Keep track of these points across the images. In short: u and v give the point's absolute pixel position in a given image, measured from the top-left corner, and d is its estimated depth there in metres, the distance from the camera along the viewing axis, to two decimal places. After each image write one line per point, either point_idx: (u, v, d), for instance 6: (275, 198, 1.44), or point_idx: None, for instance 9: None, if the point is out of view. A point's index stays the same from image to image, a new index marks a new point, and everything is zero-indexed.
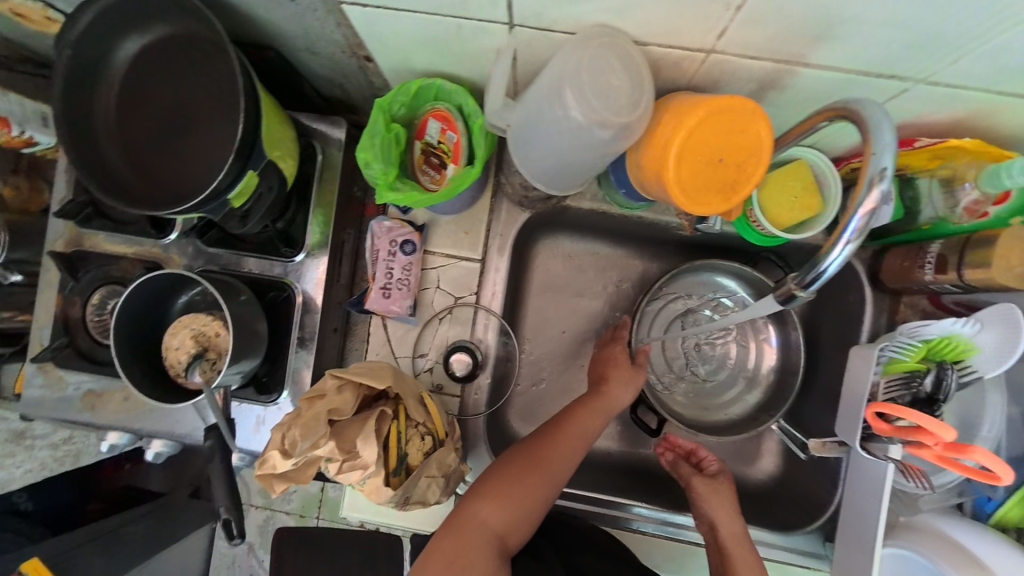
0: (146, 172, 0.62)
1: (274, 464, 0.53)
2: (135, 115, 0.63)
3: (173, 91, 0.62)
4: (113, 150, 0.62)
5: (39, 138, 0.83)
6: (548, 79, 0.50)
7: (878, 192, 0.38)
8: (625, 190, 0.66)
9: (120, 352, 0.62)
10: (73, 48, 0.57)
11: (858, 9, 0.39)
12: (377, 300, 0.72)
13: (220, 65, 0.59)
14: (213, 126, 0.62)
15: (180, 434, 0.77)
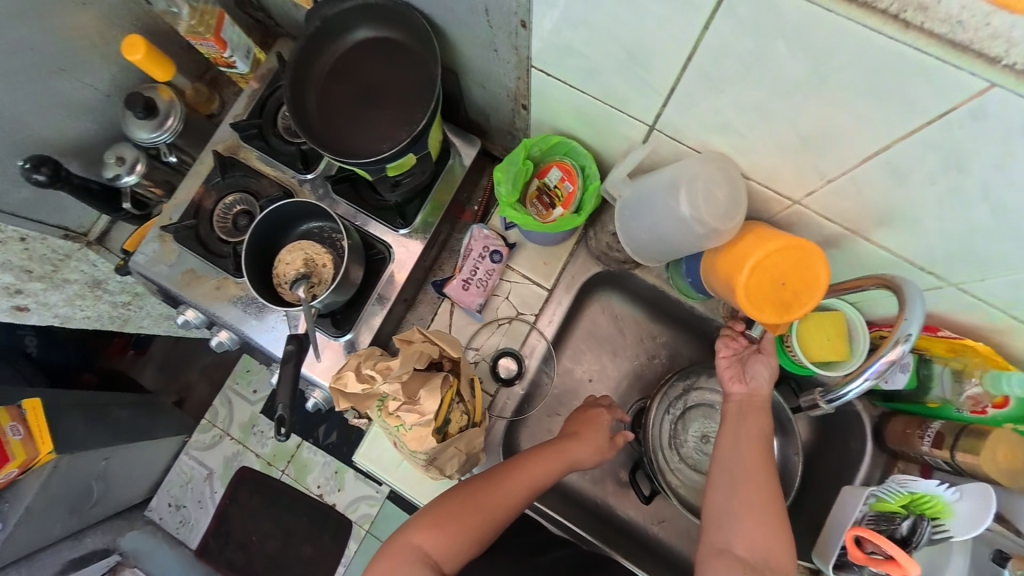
0: (326, 120, 0.78)
1: (345, 382, 0.63)
2: (338, 77, 0.79)
3: (373, 72, 0.78)
4: (311, 96, 0.78)
5: (238, 65, 1.00)
6: (670, 175, 0.63)
7: (900, 349, 0.49)
8: (691, 280, 0.75)
9: (248, 253, 0.75)
10: (323, 20, 0.75)
11: (917, 214, 0.52)
12: (456, 289, 0.84)
13: (423, 72, 0.77)
14: (395, 108, 0.78)
15: (247, 333, 0.88)
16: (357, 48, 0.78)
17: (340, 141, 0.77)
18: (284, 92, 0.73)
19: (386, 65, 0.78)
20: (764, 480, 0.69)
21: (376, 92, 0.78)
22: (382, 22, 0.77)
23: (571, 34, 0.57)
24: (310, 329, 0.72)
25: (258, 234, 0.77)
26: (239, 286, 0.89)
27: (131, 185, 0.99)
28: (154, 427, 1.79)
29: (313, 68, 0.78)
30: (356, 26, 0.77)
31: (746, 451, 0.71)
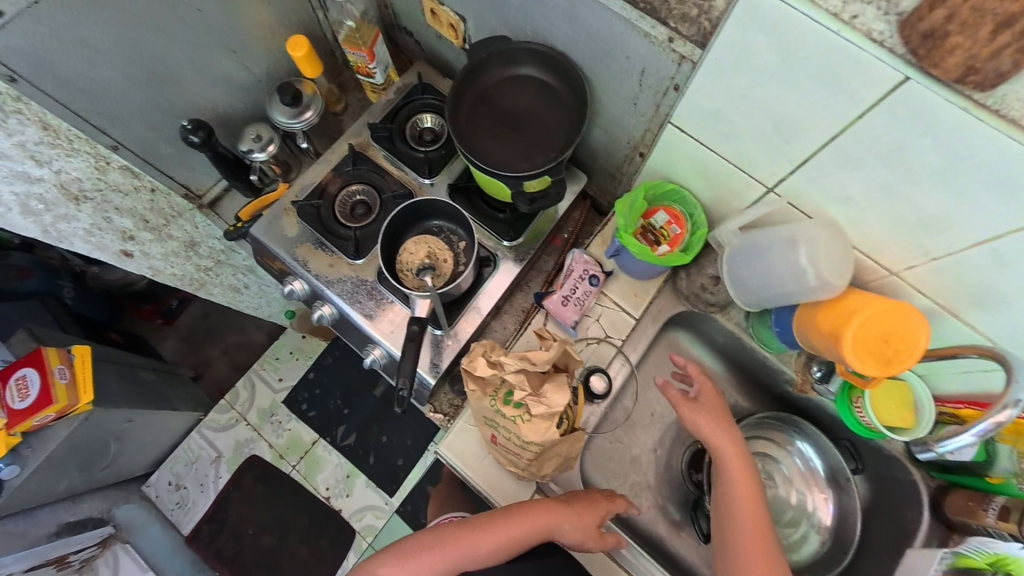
0: (472, 137, 0.88)
1: (475, 366, 0.69)
2: (488, 102, 0.89)
3: (519, 101, 0.89)
4: (462, 114, 0.88)
5: (376, 77, 1.10)
6: (789, 232, 0.70)
7: (1008, 412, 0.58)
8: (778, 329, 0.81)
9: (382, 248, 0.85)
10: (486, 53, 0.86)
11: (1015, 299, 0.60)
12: (555, 303, 0.91)
13: (566, 110, 0.87)
14: (536, 136, 0.88)
15: (351, 310, 0.93)
16: (507, 79, 0.89)
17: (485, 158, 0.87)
18: (445, 110, 0.84)
19: (533, 99, 0.88)
20: (762, 544, 0.73)
21: (519, 119, 0.89)
22: (533, 59, 0.86)
23: (725, 102, 0.67)
24: (440, 311, 0.80)
25: (398, 222, 0.87)
26: (353, 267, 0.95)
27: (260, 161, 1.07)
28: (175, 397, 1.78)
29: (467, 90, 0.89)
30: (511, 61, 0.87)
31: (736, 514, 0.75)
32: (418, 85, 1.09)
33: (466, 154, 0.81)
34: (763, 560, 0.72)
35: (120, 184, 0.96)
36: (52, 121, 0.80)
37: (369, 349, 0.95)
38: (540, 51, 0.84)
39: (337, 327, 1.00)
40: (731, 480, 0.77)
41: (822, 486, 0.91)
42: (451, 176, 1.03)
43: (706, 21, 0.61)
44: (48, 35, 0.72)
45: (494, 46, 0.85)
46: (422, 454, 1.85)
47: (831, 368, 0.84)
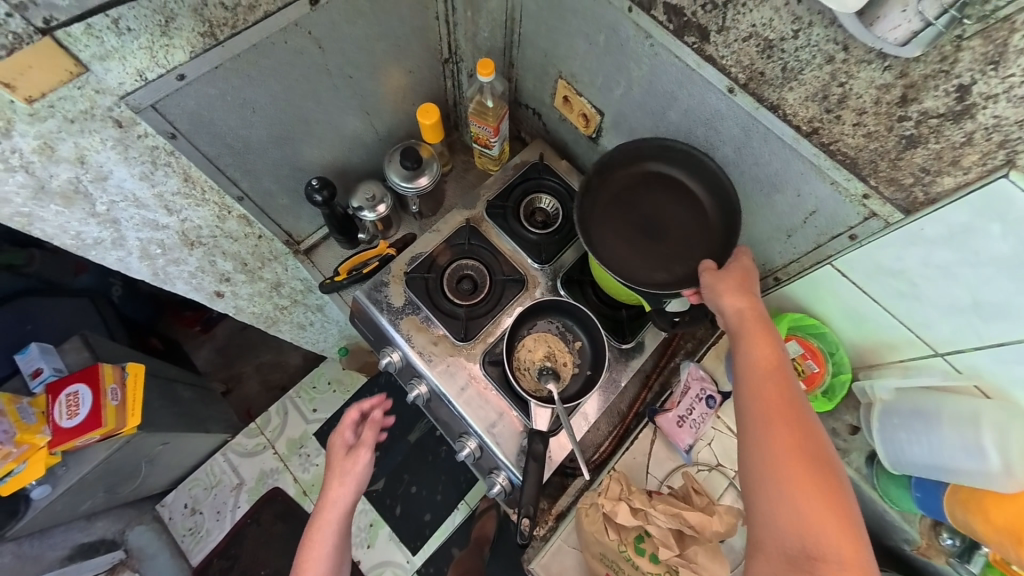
0: (598, 230, 0.85)
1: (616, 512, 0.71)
2: (619, 194, 0.86)
3: (657, 202, 0.85)
4: (590, 204, 0.85)
5: (494, 148, 1.09)
6: (969, 411, 0.66)
7: None
8: (919, 494, 0.75)
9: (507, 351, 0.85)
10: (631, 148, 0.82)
11: None
12: (669, 422, 0.87)
13: (706, 220, 0.81)
14: (679, 241, 0.84)
15: (451, 397, 0.87)
16: (643, 177, 0.85)
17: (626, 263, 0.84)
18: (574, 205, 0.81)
19: (670, 199, 0.84)
20: (801, 451, 0.57)
21: (659, 220, 0.85)
22: (670, 157, 0.82)
23: (916, 266, 0.63)
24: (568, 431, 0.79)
25: (522, 319, 0.88)
26: (457, 350, 0.91)
27: (368, 219, 1.05)
28: (209, 416, 1.73)
29: (600, 179, 0.85)
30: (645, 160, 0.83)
31: (763, 407, 0.61)
32: (537, 164, 1.08)
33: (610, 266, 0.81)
34: (808, 478, 0.56)
35: (233, 231, 0.93)
36: (194, 174, 0.78)
37: (463, 441, 0.89)
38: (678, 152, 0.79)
39: (428, 408, 0.95)
40: (749, 354, 0.65)
41: None
42: (564, 265, 0.99)
43: (921, 192, 0.58)
44: (217, 97, 0.71)
45: (625, 148, 0.82)
46: (451, 511, 1.72)
47: (969, 542, 0.78)
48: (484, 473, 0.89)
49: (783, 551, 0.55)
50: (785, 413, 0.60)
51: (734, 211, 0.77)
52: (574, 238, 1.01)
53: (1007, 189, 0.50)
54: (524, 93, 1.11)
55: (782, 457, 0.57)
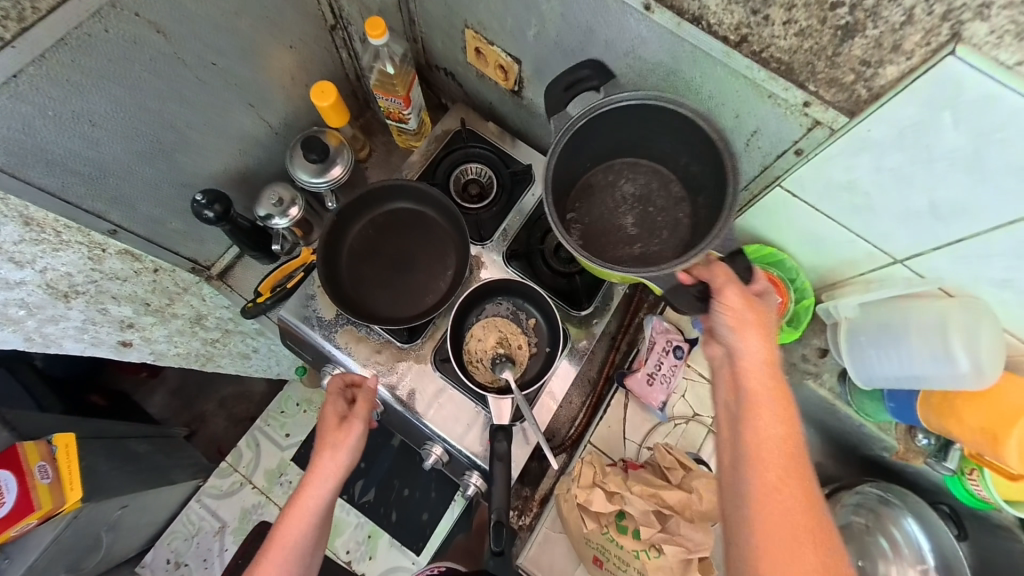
0: (368, 295, 0.82)
1: (590, 498, 0.70)
2: (368, 238, 0.85)
3: (408, 240, 0.86)
4: (346, 278, 0.82)
5: (410, 122, 0.97)
6: (931, 315, 0.64)
7: None
8: (891, 405, 0.75)
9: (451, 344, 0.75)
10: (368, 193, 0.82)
11: None
12: (640, 384, 0.83)
13: (425, 221, 0.86)
14: (430, 264, 0.85)
15: (407, 405, 0.80)
16: (373, 228, 0.85)
17: (384, 302, 0.83)
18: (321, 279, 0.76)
19: (395, 217, 0.86)
20: (806, 534, 0.52)
21: (409, 248, 0.85)
22: (402, 193, 0.85)
23: (866, 175, 0.59)
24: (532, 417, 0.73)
25: (462, 307, 0.79)
26: (407, 355, 0.81)
27: (282, 227, 0.93)
28: (172, 466, 1.60)
29: (338, 232, 0.82)
30: (381, 204, 0.85)
31: (765, 476, 0.54)
32: (462, 131, 0.97)
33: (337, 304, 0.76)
34: (804, 540, 0.52)
35: (119, 271, 0.80)
36: (36, 215, 0.64)
37: (429, 448, 0.82)
38: (396, 186, 0.84)
39: (386, 419, 0.88)
40: (761, 409, 0.57)
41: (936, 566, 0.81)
42: (508, 235, 0.90)
43: (864, 90, 0.51)
44: (35, 115, 0.57)
45: (371, 191, 0.82)
46: (448, 506, 1.67)
47: (943, 440, 0.78)
48: (457, 474, 0.85)
49: None
50: (791, 465, 0.54)
51: (452, 212, 0.84)
52: (513, 207, 0.93)
53: (956, 69, 0.45)
54: (433, 53, 0.98)
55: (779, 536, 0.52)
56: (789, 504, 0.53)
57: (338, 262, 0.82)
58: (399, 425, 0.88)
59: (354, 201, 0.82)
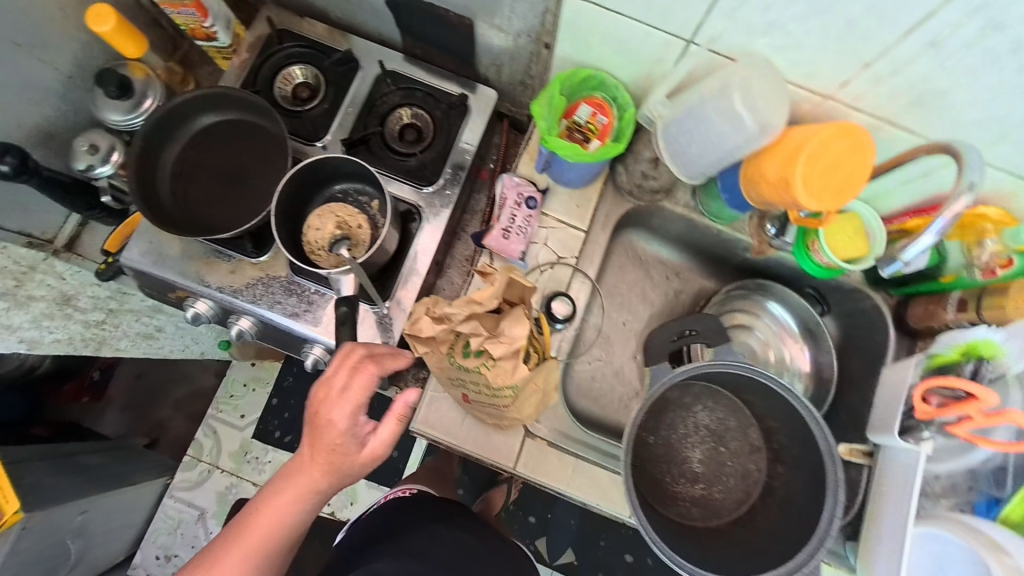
0: (199, 217, 0.79)
1: (420, 326, 0.66)
2: (189, 163, 0.80)
3: (232, 149, 0.82)
4: (171, 204, 0.78)
5: (219, 36, 0.91)
6: (718, 82, 0.66)
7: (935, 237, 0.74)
8: (727, 196, 0.78)
9: (282, 235, 0.72)
10: (169, 112, 0.78)
11: (948, 85, 0.58)
12: (496, 238, 0.83)
13: (246, 132, 0.82)
14: (259, 173, 0.81)
15: (274, 314, 0.81)
16: (193, 148, 0.81)
17: (219, 220, 0.79)
18: (134, 203, 0.72)
19: (213, 136, 0.82)
20: None
21: (233, 162, 0.81)
22: (210, 108, 0.81)
23: None
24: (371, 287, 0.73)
25: (280, 213, 0.73)
26: (258, 266, 0.82)
27: (108, 175, 0.87)
28: (131, 469, 1.59)
29: (153, 160, 0.78)
30: (191, 121, 0.81)
31: None
32: (274, 34, 0.92)
33: (165, 228, 0.73)
34: None
35: None
36: None
37: (309, 349, 0.84)
38: (196, 98, 0.79)
39: (268, 339, 0.88)
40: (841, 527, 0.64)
41: (796, 335, 0.93)
42: (344, 130, 0.88)
43: None
44: None
45: (170, 111, 0.77)
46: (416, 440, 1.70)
47: (783, 221, 0.85)
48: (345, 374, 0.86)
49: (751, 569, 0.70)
50: None
51: (266, 110, 0.80)
52: (345, 100, 0.89)
53: None
54: None
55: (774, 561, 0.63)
56: None
57: (159, 191, 0.78)
58: (283, 342, 0.88)
59: (155, 123, 0.77)
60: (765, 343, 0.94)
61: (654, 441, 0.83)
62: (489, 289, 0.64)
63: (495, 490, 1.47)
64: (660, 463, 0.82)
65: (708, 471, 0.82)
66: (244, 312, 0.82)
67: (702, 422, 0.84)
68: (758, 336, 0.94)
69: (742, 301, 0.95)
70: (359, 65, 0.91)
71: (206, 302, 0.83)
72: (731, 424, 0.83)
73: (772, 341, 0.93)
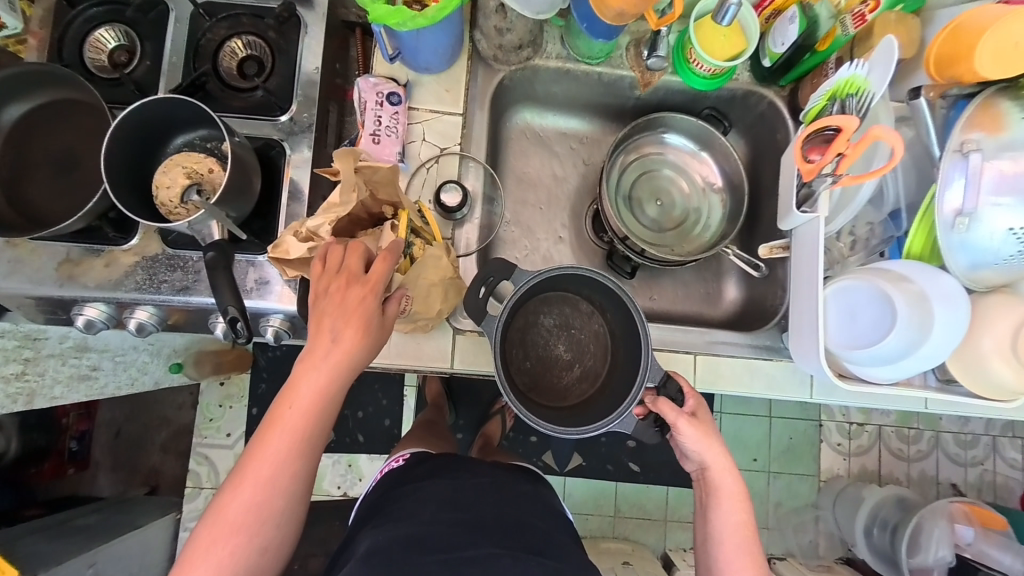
0: (50, 217, 0.73)
1: (287, 249, 0.67)
2: (17, 163, 0.73)
3: (59, 138, 0.75)
4: (9, 210, 0.71)
5: (5, 21, 0.79)
6: None
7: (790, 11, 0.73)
8: (586, 26, 0.75)
9: (125, 200, 0.66)
10: None
11: None
12: (369, 147, 0.78)
13: (69, 114, 0.75)
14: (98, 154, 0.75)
15: (166, 293, 0.76)
16: (15, 147, 0.73)
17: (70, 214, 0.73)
18: None
19: (31, 127, 0.74)
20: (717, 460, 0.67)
21: (67, 150, 0.75)
22: (11, 95, 0.71)
23: None
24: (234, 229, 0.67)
25: (117, 178, 0.65)
26: (131, 251, 0.76)
27: None
28: (134, 516, 1.58)
29: None
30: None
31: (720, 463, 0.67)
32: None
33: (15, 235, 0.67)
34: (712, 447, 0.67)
35: None
36: None
37: (215, 320, 0.79)
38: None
39: (175, 325, 0.83)
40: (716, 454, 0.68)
41: (699, 159, 0.91)
42: (176, 82, 0.80)
43: None
44: None
45: None
46: (403, 402, 1.66)
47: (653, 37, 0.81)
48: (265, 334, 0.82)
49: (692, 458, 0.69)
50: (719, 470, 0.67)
51: (77, 81, 0.72)
52: (163, 48, 0.80)
53: None
54: None
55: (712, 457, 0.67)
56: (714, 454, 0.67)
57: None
58: (191, 324, 0.84)
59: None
60: (673, 177, 0.92)
61: (528, 362, 0.78)
62: (340, 186, 0.67)
63: (490, 423, 1.43)
64: (537, 376, 0.78)
65: (574, 353, 0.80)
66: (136, 303, 0.77)
67: (549, 325, 0.79)
68: (667, 173, 0.92)
69: (641, 148, 0.92)
70: (168, 7, 0.81)
71: (91, 305, 0.77)
72: (568, 310, 0.79)
73: (679, 171, 0.92)
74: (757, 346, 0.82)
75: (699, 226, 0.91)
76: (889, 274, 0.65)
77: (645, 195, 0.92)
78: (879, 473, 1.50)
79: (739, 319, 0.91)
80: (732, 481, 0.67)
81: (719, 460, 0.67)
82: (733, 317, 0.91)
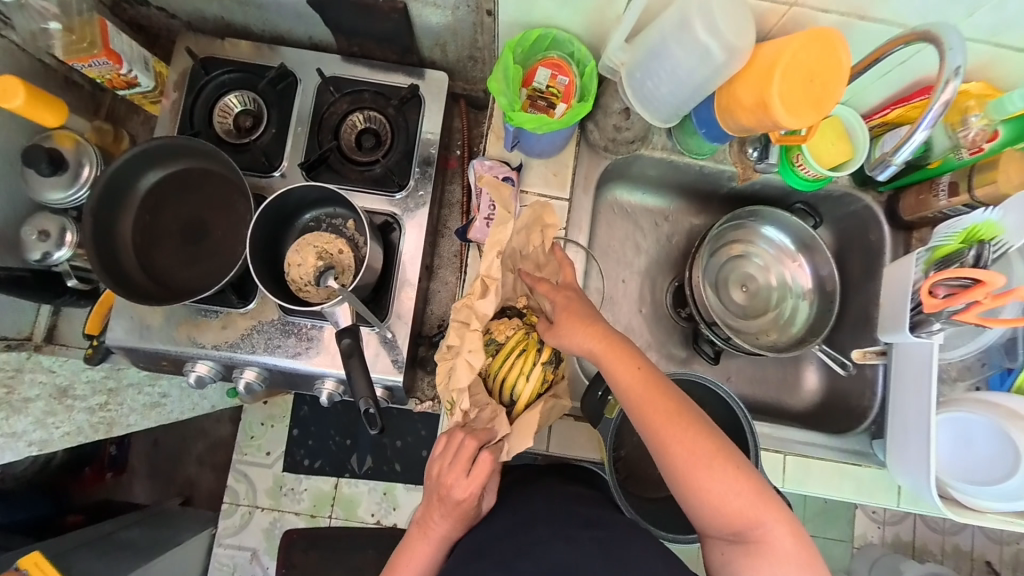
0: (175, 284, 0.75)
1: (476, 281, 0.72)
2: (148, 228, 0.76)
3: (186, 202, 0.77)
4: (141, 276, 0.74)
5: (141, 81, 0.83)
6: (678, 12, 0.63)
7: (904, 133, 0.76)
8: (704, 131, 0.77)
9: (264, 280, 0.69)
10: (111, 178, 0.71)
11: None
12: (482, 229, 0.81)
13: (199, 182, 0.78)
14: (223, 222, 0.78)
15: (279, 358, 0.79)
16: (147, 213, 0.76)
17: (198, 282, 0.76)
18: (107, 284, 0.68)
19: (164, 194, 0.77)
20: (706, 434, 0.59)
21: (194, 217, 0.77)
22: (148, 165, 0.74)
23: None
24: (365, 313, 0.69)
25: (257, 259, 0.69)
26: (248, 315, 0.79)
27: (67, 260, 0.80)
28: None
29: (111, 234, 0.73)
30: (134, 185, 0.75)
31: (676, 444, 0.59)
32: (196, 65, 0.83)
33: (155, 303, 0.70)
34: (656, 404, 0.61)
35: None
36: None
37: (321, 385, 0.82)
38: (132, 159, 0.72)
39: (275, 383, 0.86)
40: (677, 437, 0.59)
41: (791, 253, 0.93)
42: (299, 152, 0.83)
43: None
44: None
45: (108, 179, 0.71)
46: None
47: (764, 142, 0.84)
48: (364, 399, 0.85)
49: (684, 462, 0.58)
50: (699, 447, 0.58)
51: (214, 154, 0.75)
52: (289, 119, 0.83)
53: None
54: None
55: (690, 437, 0.59)
56: (694, 433, 0.59)
57: (124, 266, 0.73)
58: (289, 382, 0.86)
59: (99, 197, 0.71)
60: (764, 270, 0.94)
61: (624, 453, 0.80)
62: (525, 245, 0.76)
63: None
64: (634, 466, 0.80)
65: None
66: (247, 363, 0.80)
67: None
68: (756, 263, 0.94)
69: (735, 231, 0.94)
70: (296, 78, 0.84)
71: (203, 361, 0.80)
72: None
73: (770, 264, 0.94)
74: (848, 450, 0.85)
75: (786, 318, 0.93)
76: (1000, 409, 0.73)
77: (734, 284, 0.94)
78: (912, 543, 1.38)
79: (821, 413, 0.92)
80: (625, 357, 0.64)
81: (695, 441, 0.58)
82: (814, 410, 0.92)
